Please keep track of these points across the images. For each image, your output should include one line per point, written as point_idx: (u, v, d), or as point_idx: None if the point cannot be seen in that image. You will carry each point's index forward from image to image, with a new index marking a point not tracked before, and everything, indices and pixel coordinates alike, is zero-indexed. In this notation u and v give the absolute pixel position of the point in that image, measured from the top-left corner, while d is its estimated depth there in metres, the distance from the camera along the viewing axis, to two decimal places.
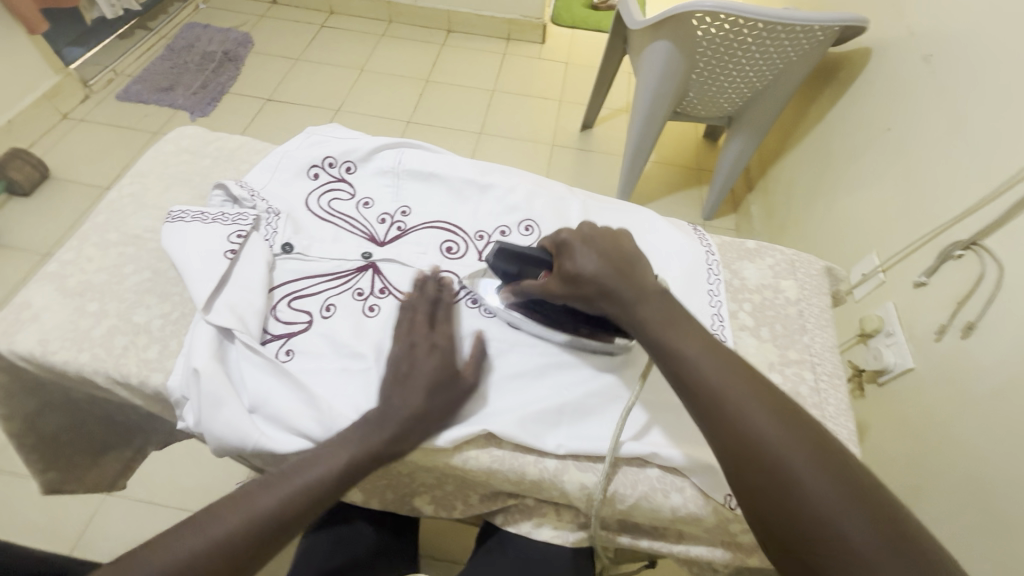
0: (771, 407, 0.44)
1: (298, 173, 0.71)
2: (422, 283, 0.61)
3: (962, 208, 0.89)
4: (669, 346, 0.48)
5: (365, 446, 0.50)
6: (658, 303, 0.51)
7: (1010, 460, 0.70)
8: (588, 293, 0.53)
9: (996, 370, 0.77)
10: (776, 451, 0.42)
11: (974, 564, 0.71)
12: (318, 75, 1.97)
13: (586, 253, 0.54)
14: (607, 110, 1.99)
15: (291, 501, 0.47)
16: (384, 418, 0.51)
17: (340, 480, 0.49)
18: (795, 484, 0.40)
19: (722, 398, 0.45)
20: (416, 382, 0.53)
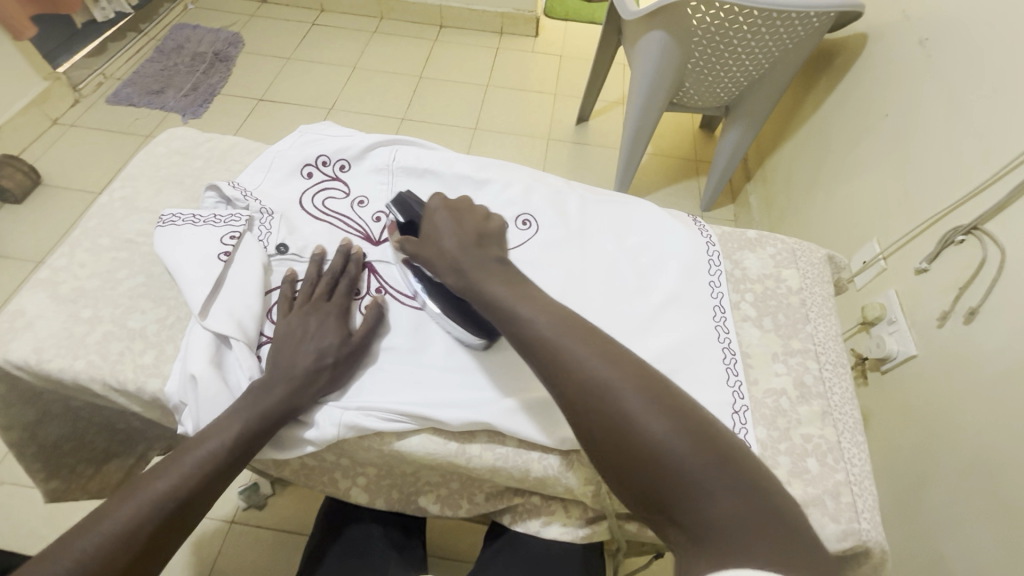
0: (602, 352, 0.43)
1: (291, 172, 0.70)
2: (317, 257, 0.61)
3: (961, 193, 0.89)
4: (510, 309, 0.48)
5: (261, 407, 0.50)
6: (495, 269, 0.53)
7: (1016, 444, 0.70)
8: (433, 252, 0.56)
9: (999, 355, 0.76)
10: (612, 393, 0.41)
11: (984, 549, 0.71)
12: (310, 74, 1.95)
13: (449, 230, 0.56)
14: (602, 102, 1.97)
15: (194, 476, 0.46)
16: (283, 375, 0.52)
17: (240, 447, 0.48)
18: (629, 421, 0.40)
19: (559, 352, 0.44)
20: (316, 344, 0.54)
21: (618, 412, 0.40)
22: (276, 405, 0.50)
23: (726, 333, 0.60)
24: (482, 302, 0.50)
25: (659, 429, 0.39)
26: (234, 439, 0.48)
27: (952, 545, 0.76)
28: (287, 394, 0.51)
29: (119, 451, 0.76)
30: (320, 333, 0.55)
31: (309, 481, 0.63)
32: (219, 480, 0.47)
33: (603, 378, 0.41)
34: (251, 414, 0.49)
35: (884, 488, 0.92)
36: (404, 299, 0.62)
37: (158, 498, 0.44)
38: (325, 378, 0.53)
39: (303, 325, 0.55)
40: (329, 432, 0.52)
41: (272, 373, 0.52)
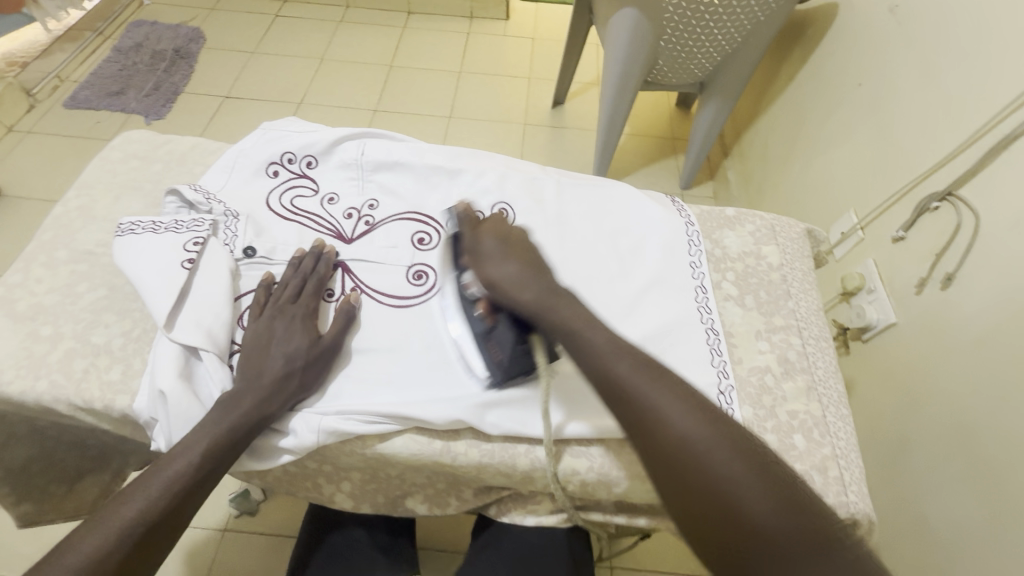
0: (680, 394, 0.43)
1: (257, 172, 0.68)
2: (292, 260, 0.60)
3: (933, 159, 0.90)
4: (598, 351, 0.46)
5: (229, 421, 0.48)
6: (574, 301, 0.51)
7: (997, 406, 0.71)
8: (497, 276, 0.53)
9: (976, 319, 0.78)
10: (695, 443, 0.40)
11: (969, 510, 0.73)
12: (277, 67, 1.90)
13: (486, 248, 0.55)
14: (578, 84, 1.95)
15: (162, 498, 0.44)
16: (254, 384, 0.50)
17: (208, 464, 0.47)
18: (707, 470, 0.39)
19: (630, 387, 0.44)
20: (288, 349, 0.53)
21: (695, 464, 0.39)
22: (247, 416, 0.48)
23: (708, 314, 0.60)
24: (558, 333, 0.49)
25: (757, 500, 0.37)
26: (203, 456, 0.46)
27: (938, 507, 0.78)
28: (258, 405, 0.49)
29: (96, 468, 0.73)
30: (292, 337, 0.53)
31: (292, 487, 0.62)
32: (191, 500, 0.46)
33: (674, 419, 0.41)
34: (220, 428, 0.47)
35: (869, 454, 0.94)
36: (378, 298, 0.61)
37: (127, 526, 0.43)
38: (299, 384, 0.52)
39: (274, 330, 0.54)
40: (308, 441, 0.50)
41: (243, 383, 0.50)
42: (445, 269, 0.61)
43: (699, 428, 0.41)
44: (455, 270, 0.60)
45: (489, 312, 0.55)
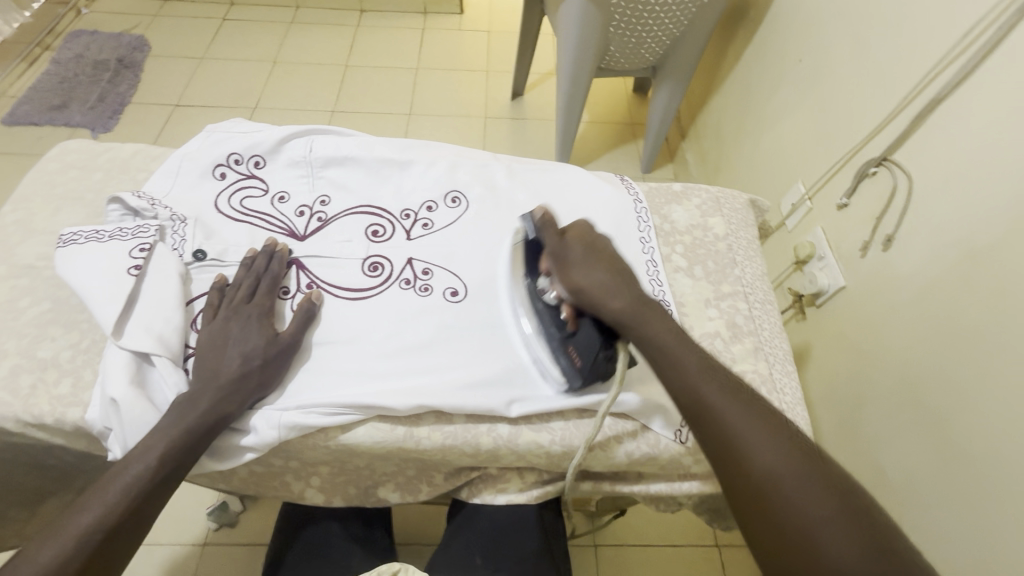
0: (750, 409, 0.44)
1: (203, 175, 0.67)
2: (244, 260, 0.59)
3: (869, 127, 0.94)
4: (672, 354, 0.49)
5: (187, 422, 0.48)
6: (658, 314, 0.52)
7: (940, 357, 0.76)
8: (587, 283, 0.53)
9: (916, 276, 0.82)
10: (759, 456, 0.41)
11: (920, 456, 0.78)
12: (228, 73, 1.85)
13: (576, 258, 0.55)
14: (535, 74, 1.96)
15: (121, 503, 0.44)
16: (212, 384, 0.50)
17: (168, 468, 0.46)
18: (770, 481, 0.40)
19: (699, 394, 0.46)
20: (247, 348, 0.52)
21: (760, 478, 0.41)
22: (206, 416, 0.48)
23: (659, 286, 0.62)
24: (646, 344, 0.50)
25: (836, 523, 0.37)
26: (162, 459, 0.46)
27: (893, 457, 0.83)
28: (217, 404, 0.49)
29: (57, 489, 0.72)
30: (252, 336, 0.53)
31: (262, 487, 0.62)
32: (154, 503, 0.46)
33: (744, 431, 0.43)
34: (178, 430, 0.47)
35: (827, 412, 0.98)
36: (336, 292, 0.61)
37: (83, 534, 0.42)
38: (259, 382, 0.52)
39: (231, 330, 0.54)
40: (270, 437, 0.50)
41: (200, 384, 0.50)
42: (517, 276, 0.61)
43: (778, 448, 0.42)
44: (530, 276, 0.59)
45: (574, 318, 0.55)
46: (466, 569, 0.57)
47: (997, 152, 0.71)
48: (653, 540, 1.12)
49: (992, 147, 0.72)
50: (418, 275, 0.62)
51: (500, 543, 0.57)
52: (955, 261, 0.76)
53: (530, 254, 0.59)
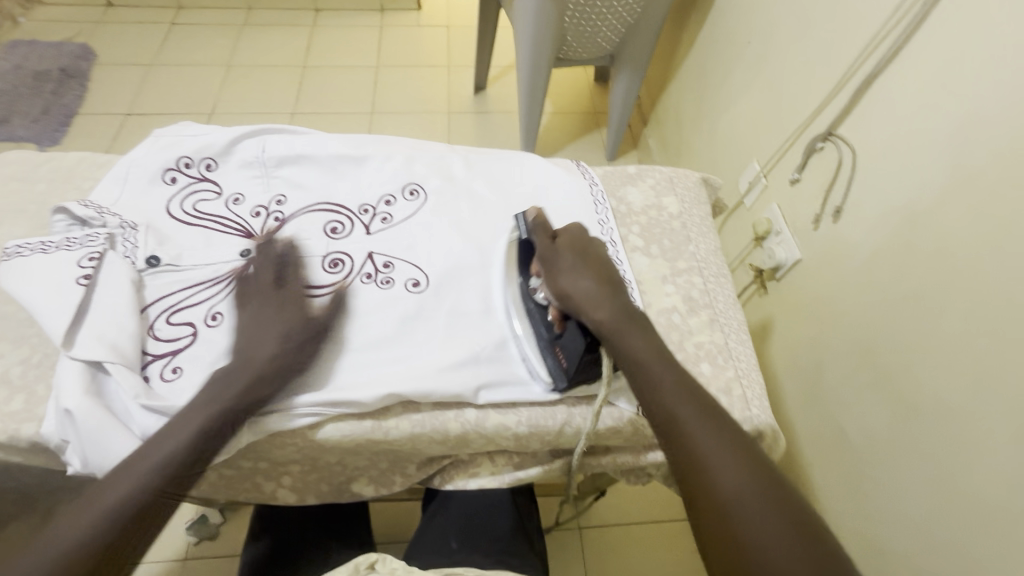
0: (720, 439, 0.47)
1: (152, 181, 0.65)
2: (247, 260, 0.60)
3: (815, 103, 0.97)
4: (651, 375, 0.51)
5: (206, 415, 0.48)
6: (641, 331, 0.55)
7: (890, 319, 0.80)
8: (572, 290, 0.57)
9: (864, 244, 0.86)
10: (722, 484, 0.44)
11: (876, 414, 0.82)
12: (181, 79, 1.80)
13: (567, 266, 0.59)
14: (496, 68, 1.96)
15: (137, 496, 0.44)
16: (234, 378, 0.50)
17: (170, 479, 0.46)
18: (729, 510, 0.43)
19: (674, 418, 0.49)
20: (274, 341, 0.53)
21: (720, 504, 0.43)
22: (224, 409, 0.49)
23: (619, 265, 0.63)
24: (624, 350, 0.53)
25: (782, 556, 0.39)
26: (177, 454, 0.46)
27: (852, 417, 0.87)
28: (236, 399, 0.50)
29: (21, 510, 0.70)
30: (277, 329, 0.54)
31: (233, 491, 0.61)
32: (167, 497, 0.46)
33: (712, 459, 0.45)
34: (194, 424, 0.48)
35: (790, 381, 1.02)
36: (297, 290, 0.60)
37: (77, 543, 0.42)
38: (284, 376, 0.52)
39: (255, 324, 0.54)
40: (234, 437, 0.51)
41: (222, 378, 0.50)
42: (509, 273, 0.62)
43: (739, 477, 0.44)
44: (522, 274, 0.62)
45: (561, 318, 0.58)
46: (442, 550, 0.60)
47: (929, 121, 0.75)
48: (637, 517, 1.15)
49: (925, 116, 0.76)
50: (379, 268, 0.63)
51: (477, 521, 0.62)
52: (897, 228, 0.80)
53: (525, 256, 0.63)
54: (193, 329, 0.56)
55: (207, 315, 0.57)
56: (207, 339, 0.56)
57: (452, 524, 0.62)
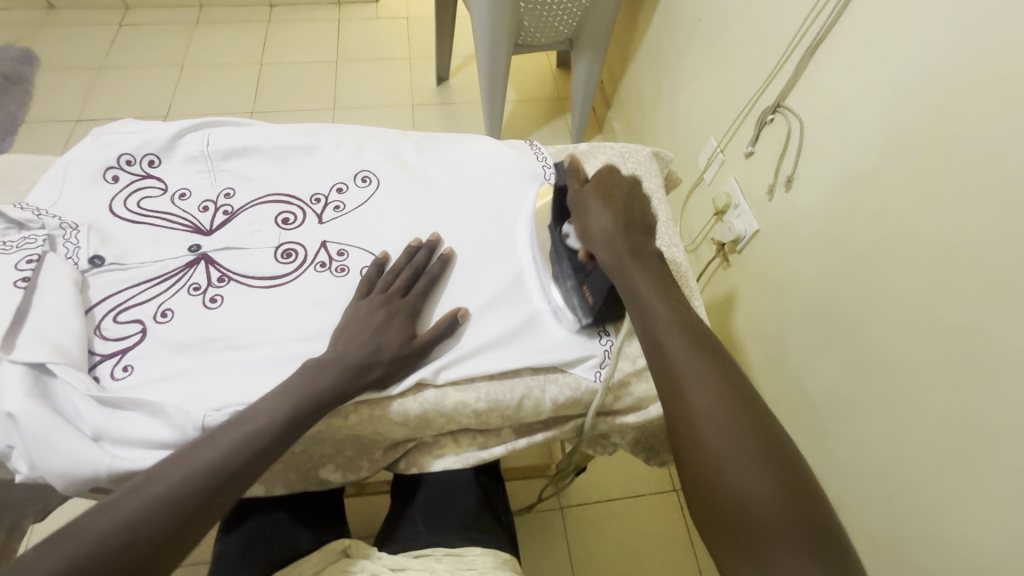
0: (715, 380, 0.49)
1: (93, 180, 0.64)
2: (409, 248, 0.61)
3: (763, 76, 0.99)
4: (655, 317, 0.53)
5: (281, 409, 0.48)
6: (652, 270, 0.57)
7: (841, 282, 0.83)
8: (596, 232, 0.59)
9: (814, 211, 0.88)
10: (710, 421, 0.47)
11: (833, 374, 0.85)
12: (132, 81, 1.74)
13: (595, 210, 0.61)
14: (458, 58, 1.94)
15: (186, 493, 0.43)
16: (316, 376, 0.50)
17: (217, 479, 0.45)
18: (714, 441, 0.46)
19: (671, 359, 0.51)
20: (358, 349, 0.53)
21: (705, 437, 0.47)
22: (301, 405, 0.49)
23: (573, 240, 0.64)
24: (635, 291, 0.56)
25: (742, 458, 0.45)
26: (244, 443, 0.46)
27: (812, 378, 0.90)
28: (315, 397, 0.50)
29: None
30: (372, 334, 0.54)
31: None
32: (231, 490, 0.46)
33: (703, 398, 0.48)
34: (266, 417, 0.48)
35: (754, 349, 1.05)
36: (248, 282, 0.60)
37: (116, 535, 0.41)
38: (362, 379, 0.52)
39: (364, 322, 0.55)
40: (190, 436, 0.49)
41: (301, 376, 0.50)
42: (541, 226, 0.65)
43: (718, 396, 0.48)
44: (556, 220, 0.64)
45: (590, 258, 0.61)
46: (411, 534, 0.64)
47: (868, 86, 0.77)
48: (619, 493, 1.17)
49: (863, 82, 0.78)
50: (333, 257, 0.62)
51: (443, 500, 0.67)
52: (843, 192, 0.82)
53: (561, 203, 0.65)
54: (142, 326, 0.55)
55: (157, 311, 0.56)
56: (156, 336, 0.55)
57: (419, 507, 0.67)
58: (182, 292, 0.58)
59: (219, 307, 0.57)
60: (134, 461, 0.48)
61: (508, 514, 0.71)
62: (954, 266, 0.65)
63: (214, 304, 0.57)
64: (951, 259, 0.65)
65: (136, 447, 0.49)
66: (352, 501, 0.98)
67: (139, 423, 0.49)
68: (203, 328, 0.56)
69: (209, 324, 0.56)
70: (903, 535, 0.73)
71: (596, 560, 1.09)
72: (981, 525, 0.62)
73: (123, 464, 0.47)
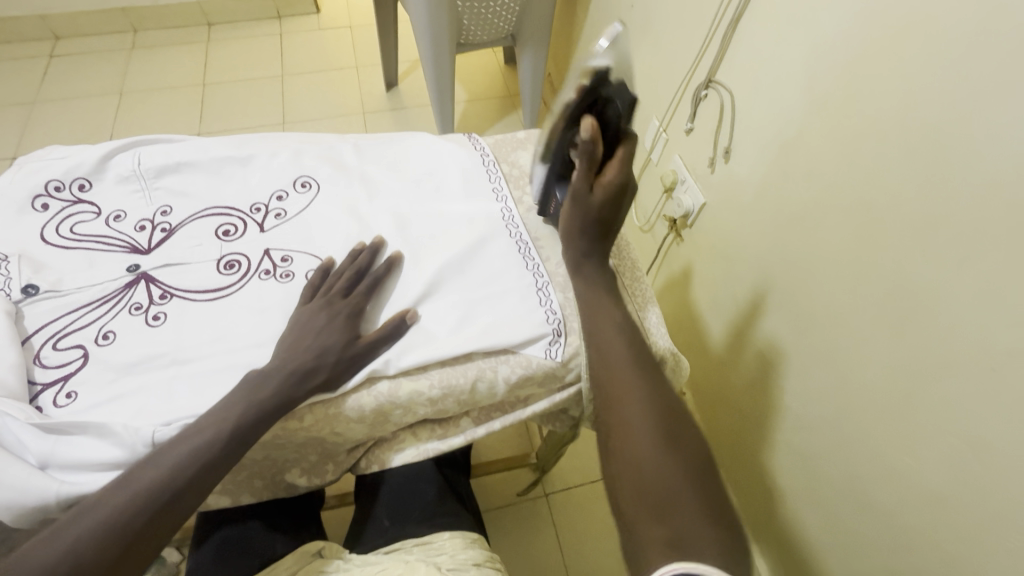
0: (636, 358, 0.52)
1: (22, 210, 0.62)
2: (353, 251, 0.62)
3: (693, 54, 1.02)
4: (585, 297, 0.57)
5: (225, 423, 0.48)
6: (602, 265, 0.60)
7: (782, 243, 0.86)
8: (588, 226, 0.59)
9: (752, 178, 0.92)
10: (623, 389, 0.49)
11: (783, 331, 0.89)
12: (70, 113, 1.69)
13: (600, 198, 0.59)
14: (405, 62, 1.94)
15: (135, 512, 0.43)
16: (258, 386, 0.50)
17: (165, 496, 0.44)
18: (624, 407, 0.48)
19: (599, 337, 0.53)
20: (300, 354, 0.53)
21: (619, 404, 0.49)
22: (245, 417, 0.49)
23: (516, 229, 0.68)
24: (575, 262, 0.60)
25: (649, 427, 0.47)
26: (188, 461, 0.46)
27: (765, 338, 0.94)
28: (260, 408, 0.50)
29: None
30: (310, 338, 0.54)
31: None
32: (178, 511, 0.45)
33: (621, 367, 0.51)
34: (211, 432, 0.48)
35: (712, 318, 1.09)
36: (191, 297, 0.59)
37: (63, 560, 0.40)
38: (307, 385, 0.52)
39: (303, 326, 0.55)
40: (141, 453, 0.48)
41: (244, 387, 0.50)
42: (485, 216, 0.68)
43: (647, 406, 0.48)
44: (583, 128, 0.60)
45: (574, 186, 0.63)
46: (378, 532, 0.67)
47: (787, 52, 0.81)
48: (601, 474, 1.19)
49: (782, 48, 0.82)
50: (277, 263, 0.62)
51: (406, 494, 0.70)
52: (776, 157, 0.86)
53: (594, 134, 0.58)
54: (83, 351, 0.55)
55: (98, 335, 0.56)
56: (99, 359, 0.54)
57: (383, 507, 0.69)
58: (124, 313, 0.57)
59: (162, 323, 0.57)
60: (84, 484, 0.47)
61: (469, 496, 0.76)
62: (877, 214, 0.69)
63: (157, 321, 0.57)
64: (875, 207, 0.69)
65: (85, 470, 0.48)
66: (332, 511, 0.98)
67: (86, 445, 0.48)
68: (147, 348, 0.55)
69: (153, 343, 0.55)
70: (864, 477, 0.76)
71: (581, 542, 1.10)
72: (926, 452, 0.66)
73: (72, 489, 0.47)
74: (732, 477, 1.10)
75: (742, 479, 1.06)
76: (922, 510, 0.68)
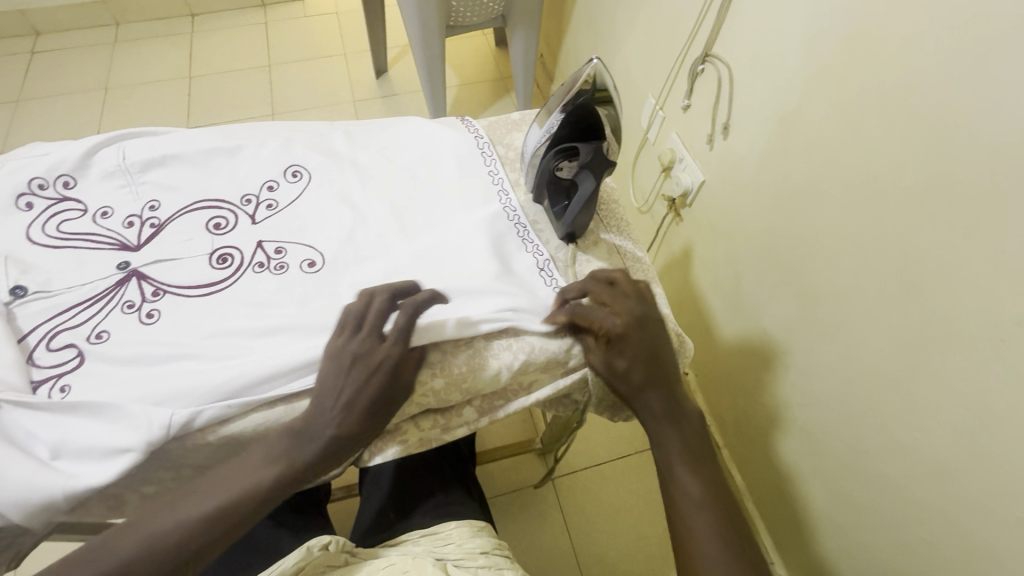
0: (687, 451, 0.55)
1: (6, 210, 0.61)
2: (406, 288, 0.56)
3: (690, 26, 0.99)
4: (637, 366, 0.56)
5: (258, 485, 0.48)
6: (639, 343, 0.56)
7: (784, 219, 0.85)
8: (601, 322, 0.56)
9: (752, 154, 0.90)
10: (674, 474, 0.54)
11: (785, 308, 0.88)
12: (55, 111, 1.66)
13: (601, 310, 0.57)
14: (394, 48, 1.90)
15: (185, 539, 0.46)
16: (310, 430, 0.50)
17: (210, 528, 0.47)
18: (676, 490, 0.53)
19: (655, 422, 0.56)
20: (327, 413, 0.50)
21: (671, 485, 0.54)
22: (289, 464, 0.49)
23: (515, 213, 0.66)
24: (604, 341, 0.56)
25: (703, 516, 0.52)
26: (206, 518, 0.47)
27: (768, 316, 0.93)
28: (281, 471, 0.49)
29: None
30: (340, 386, 0.50)
31: None
32: (191, 565, 0.47)
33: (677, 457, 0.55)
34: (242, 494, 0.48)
35: (714, 297, 1.08)
36: (185, 292, 0.58)
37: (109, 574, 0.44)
38: (340, 443, 0.51)
39: (337, 367, 0.51)
40: (145, 438, 0.48)
41: (282, 450, 0.50)
42: (483, 201, 0.67)
43: (699, 496, 0.53)
44: (582, 142, 0.63)
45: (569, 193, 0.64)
46: (385, 524, 0.66)
47: (786, 23, 0.78)
48: (606, 457, 1.19)
49: (781, 19, 0.79)
50: (271, 255, 0.61)
51: (411, 484, 0.70)
52: (776, 131, 0.84)
53: (597, 155, 0.61)
54: (77, 351, 0.54)
55: (92, 334, 0.54)
56: (94, 359, 0.53)
57: (389, 498, 0.69)
58: (116, 311, 0.56)
59: (157, 321, 0.56)
60: (90, 476, 0.47)
61: (474, 484, 0.76)
62: (881, 185, 0.67)
63: (152, 318, 0.56)
64: (878, 180, 0.67)
65: (89, 461, 0.48)
66: (339, 502, 0.98)
67: (90, 433, 0.48)
68: (141, 345, 0.54)
69: (147, 342, 0.54)
70: (872, 453, 0.75)
71: (590, 525, 1.11)
72: (937, 425, 0.65)
73: (77, 483, 0.46)
74: (736, 456, 1.10)
75: (748, 457, 1.07)
76: (929, 484, 0.68)
